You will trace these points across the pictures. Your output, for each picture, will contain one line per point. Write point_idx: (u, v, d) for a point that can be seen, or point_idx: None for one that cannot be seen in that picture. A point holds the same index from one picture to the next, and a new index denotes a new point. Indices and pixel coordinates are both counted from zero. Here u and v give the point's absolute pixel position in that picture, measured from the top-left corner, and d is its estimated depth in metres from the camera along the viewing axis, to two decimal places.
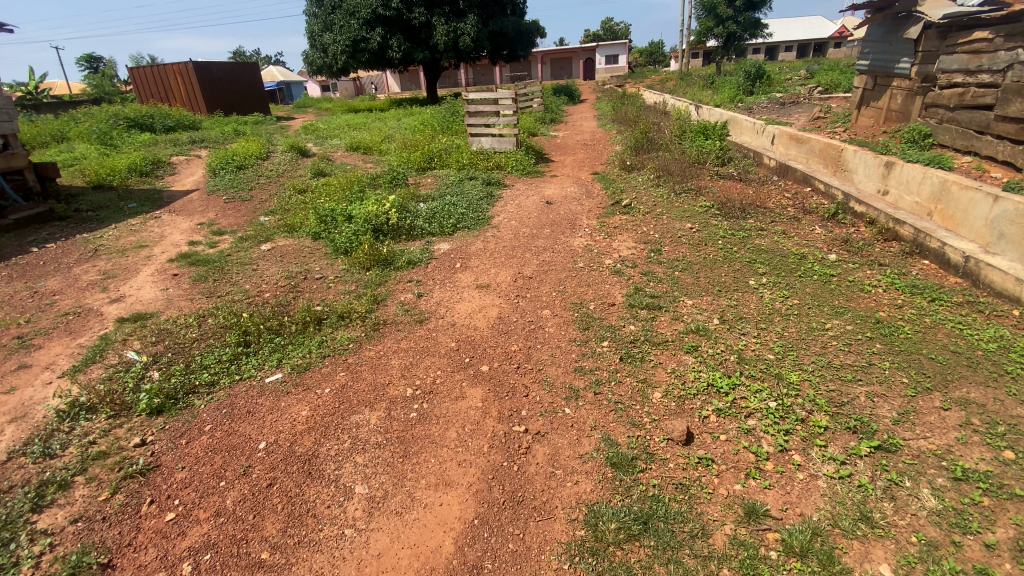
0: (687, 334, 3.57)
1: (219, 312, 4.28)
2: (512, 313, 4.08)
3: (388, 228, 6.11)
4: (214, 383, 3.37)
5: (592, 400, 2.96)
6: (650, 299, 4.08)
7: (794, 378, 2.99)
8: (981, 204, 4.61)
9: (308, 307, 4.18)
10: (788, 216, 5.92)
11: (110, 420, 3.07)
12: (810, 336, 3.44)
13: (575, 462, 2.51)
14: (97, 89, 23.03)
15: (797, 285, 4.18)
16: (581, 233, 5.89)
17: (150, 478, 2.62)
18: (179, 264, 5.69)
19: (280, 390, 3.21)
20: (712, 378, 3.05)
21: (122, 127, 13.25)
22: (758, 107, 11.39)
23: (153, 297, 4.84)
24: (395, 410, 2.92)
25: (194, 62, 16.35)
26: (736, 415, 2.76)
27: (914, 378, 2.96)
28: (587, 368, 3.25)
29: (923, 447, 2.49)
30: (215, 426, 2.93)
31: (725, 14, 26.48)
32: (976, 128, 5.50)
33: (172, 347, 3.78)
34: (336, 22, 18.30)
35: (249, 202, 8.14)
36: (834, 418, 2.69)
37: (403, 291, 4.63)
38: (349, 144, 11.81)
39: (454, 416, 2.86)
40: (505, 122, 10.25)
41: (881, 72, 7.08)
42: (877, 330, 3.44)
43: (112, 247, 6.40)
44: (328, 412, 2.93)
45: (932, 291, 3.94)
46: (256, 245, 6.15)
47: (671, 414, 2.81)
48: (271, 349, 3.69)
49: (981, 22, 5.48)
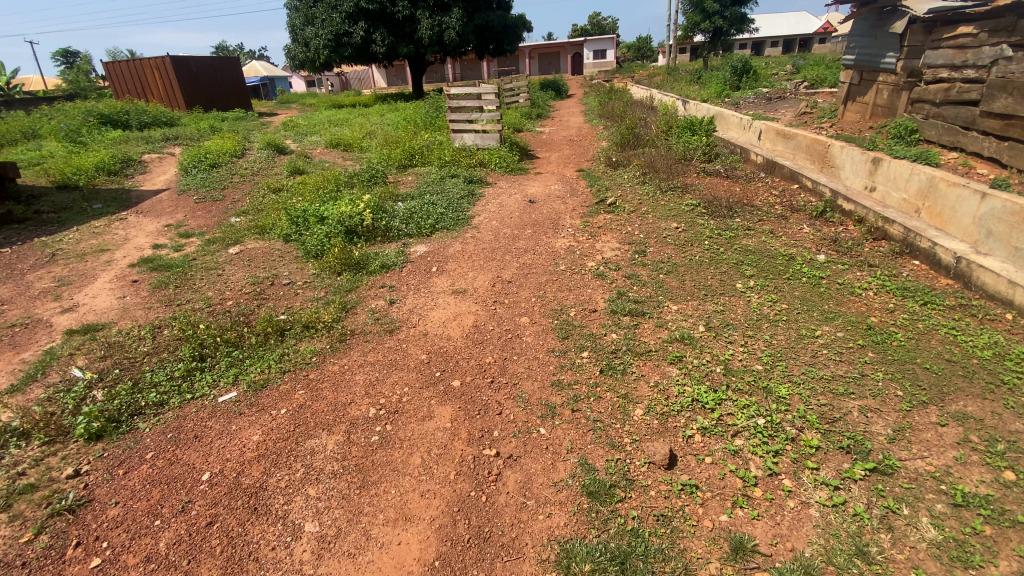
0: (671, 343, 3.37)
1: (176, 323, 4.01)
2: (488, 322, 3.85)
3: (362, 230, 5.85)
4: (163, 403, 3.13)
5: (569, 418, 2.75)
6: (633, 305, 3.89)
7: (785, 392, 2.80)
8: (968, 200, 4.47)
9: (270, 317, 3.93)
10: (775, 214, 5.77)
11: (44, 448, 2.81)
12: (799, 344, 3.26)
13: (548, 492, 2.31)
14: (72, 85, 22.38)
15: (785, 288, 4.02)
16: (564, 233, 5.68)
17: (80, 515, 2.37)
18: (140, 269, 5.38)
19: (232, 411, 2.97)
20: (697, 393, 2.85)
21: (92, 123, 12.78)
22: (744, 103, 11.23)
23: (108, 306, 4.55)
24: (354, 433, 2.69)
25: (171, 57, 15.91)
26: (722, 434, 2.57)
27: (910, 391, 2.79)
28: (565, 383, 3.04)
29: (921, 468, 2.32)
30: (158, 453, 2.70)
31: (712, 9, 26.32)
32: (963, 123, 5.36)
33: (120, 363, 3.52)
34: (318, 16, 17.88)
35: (220, 202, 7.81)
36: (827, 437, 2.50)
37: (374, 297, 4.39)
38: (328, 141, 11.48)
39: (419, 439, 2.64)
40: (488, 118, 10.01)
41: (867, 67, 6.93)
42: (869, 337, 3.27)
43: (71, 251, 6.07)
44: (281, 436, 2.69)
45: (924, 293, 3.78)
46: (224, 249, 5.86)
47: (653, 434, 2.61)
48: (228, 364, 3.44)
49: (965, 16, 5.32)
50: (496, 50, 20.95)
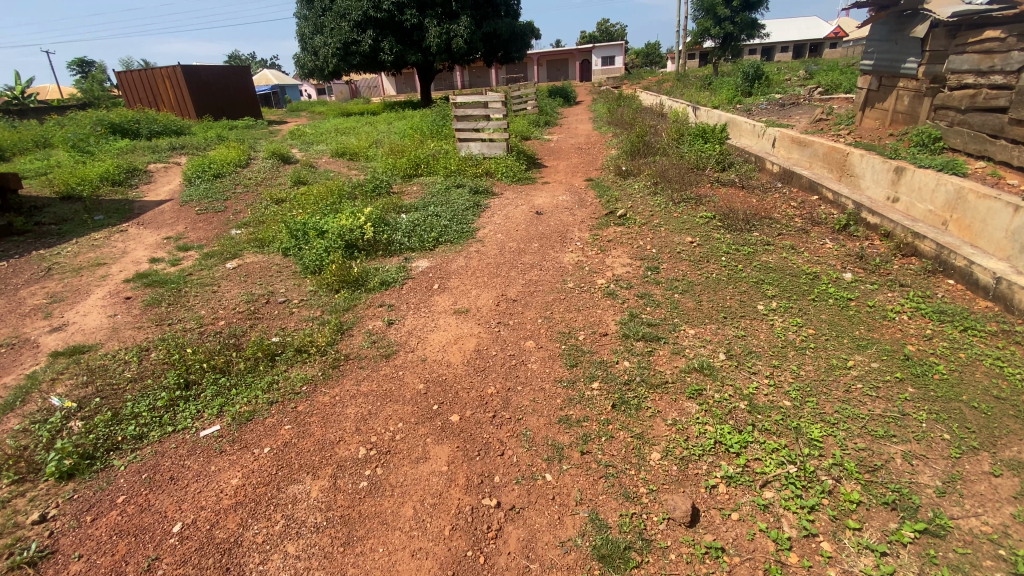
0: (689, 373, 3.10)
1: (164, 345, 3.81)
2: (491, 346, 3.60)
3: (363, 244, 5.63)
4: (142, 436, 2.92)
5: (579, 463, 2.49)
6: (647, 329, 3.62)
7: (818, 434, 2.53)
8: (1000, 213, 4.17)
9: (262, 340, 3.71)
10: (796, 227, 5.49)
11: (12, 487, 2.60)
12: (830, 377, 2.98)
13: (553, 554, 2.06)
14: (85, 93, 22.50)
15: (811, 310, 3.74)
16: (572, 247, 5.44)
17: (40, 570, 2.16)
18: (135, 285, 5.21)
19: (212, 448, 2.74)
20: (720, 434, 2.58)
21: (101, 132, 12.75)
22: (757, 109, 10.95)
23: (97, 325, 4.36)
24: (341, 478, 2.45)
25: (181, 66, 15.94)
26: (749, 484, 2.31)
27: (957, 434, 2.50)
28: (574, 420, 2.78)
29: (976, 529, 2.04)
30: (130, 497, 2.48)
31: (723, 14, 26.03)
32: (990, 132, 5.07)
33: (102, 389, 3.31)
34: (326, 24, 17.83)
35: (222, 213, 7.65)
36: (868, 489, 2.23)
37: (372, 318, 4.16)
38: (334, 150, 11.35)
39: (412, 486, 2.40)
40: (495, 126, 9.80)
41: (886, 72, 6.63)
42: (908, 369, 2.98)
43: (68, 265, 5.91)
44: (262, 481, 2.46)
45: (963, 318, 3.48)
46: (221, 263, 5.68)
47: (672, 484, 2.35)
48: (214, 392, 3.22)
49: (991, 20, 5.03)
50: (505, 57, 20.77)
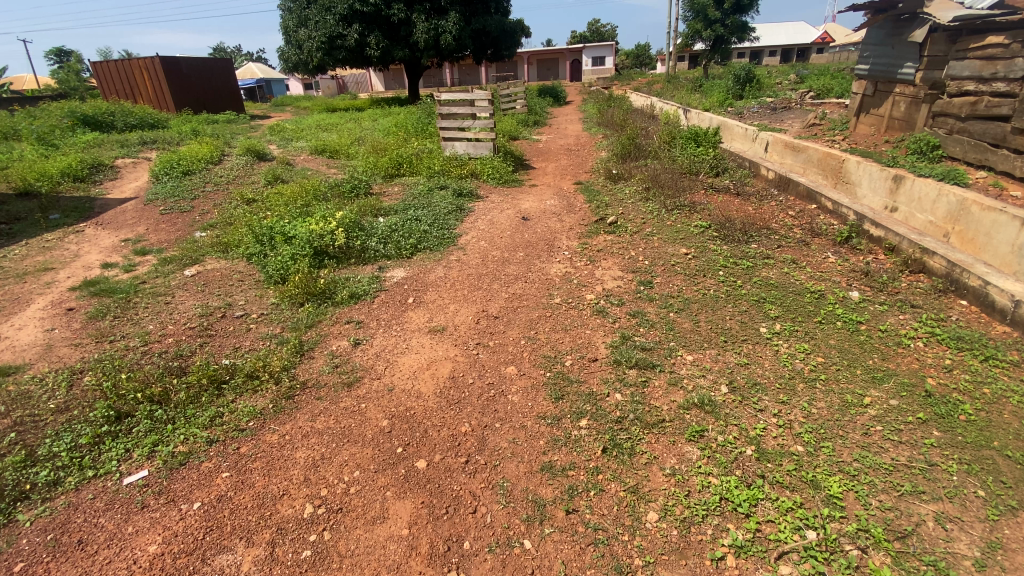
0: (688, 411, 2.74)
1: (101, 367, 3.36)
2: (468, 373, 3.22)
3: (334, 251, 5.22)
4: (57, 482, 2.48)
5: (563, 525, 2.13)
6: (640, 354, 3.27)
7: (837, 489, 2.21)
8: (1007, 227, 3.90)
9: (208, 364, 3.28)
10: (795, 238, 5.18)
11: None
12: (844, 416, 2.65)
13: None
14: (61, 85, 21.63)
15: (818, 334, 3.42)
16: (560, 257, 5.08)
17: None
18: (80, 294, 4.73)
19: (133, 502, 2.33)
20: (727, 490, 2.24)
21: (68, 125, 12.09)
22: (749, 113, 10.67)
23: (29, 341, 3.89)
24: (280, 546, 2.07)
25: (160, 56, 15.29)
26: (762, 556, 1.98)
27: (992, 490, 2.20)
28: (558, 467, 2.42)
29: None
30: (28, 565, 2.06)
31: (714, 17, 25.85)
32: (992, 141, 4.81)
33: (20, 423, 2.87)
34: (311, 17, 17.29)
35: (188, 213, 7.16)
36: (900, 563, 1.92)
37: (337, 337, 3.76)
38: (313, 147, 10.86)
39: (364, 555, 2.03)
40: (480, 126, 9.29)
41: (882, 77, 6.34)
42: (930, 408, 2.68)
43: (13, 270, 5.41)
44: (185, 549, 2.07)
45: (983, 346, 3.18)
46: (179, 270, 5.22)
47: (671, 554, 2.00)
48: (148, 428, 2.80)
49: (993, 25, 4.78)
50: (495, 55, 20.38)
